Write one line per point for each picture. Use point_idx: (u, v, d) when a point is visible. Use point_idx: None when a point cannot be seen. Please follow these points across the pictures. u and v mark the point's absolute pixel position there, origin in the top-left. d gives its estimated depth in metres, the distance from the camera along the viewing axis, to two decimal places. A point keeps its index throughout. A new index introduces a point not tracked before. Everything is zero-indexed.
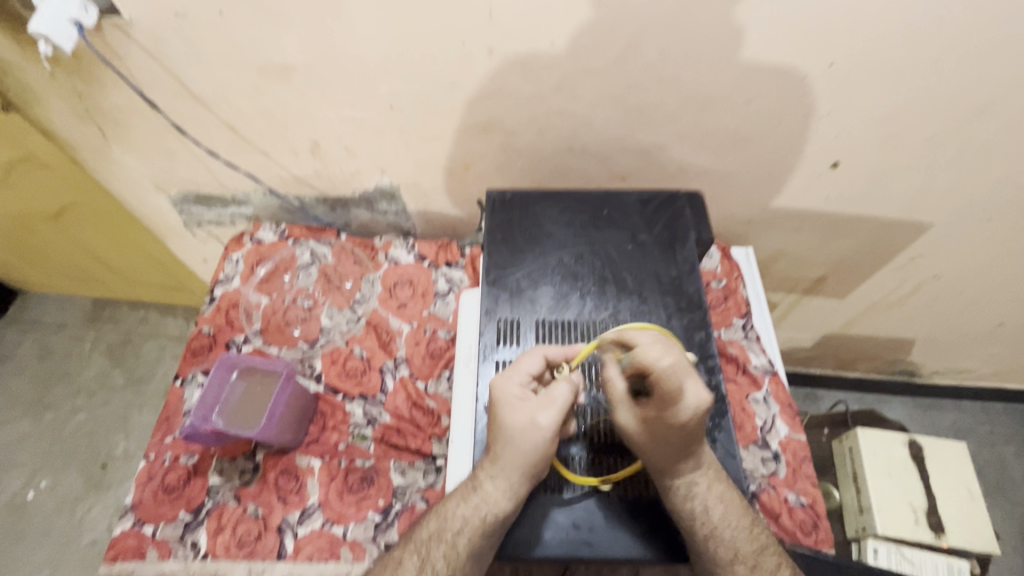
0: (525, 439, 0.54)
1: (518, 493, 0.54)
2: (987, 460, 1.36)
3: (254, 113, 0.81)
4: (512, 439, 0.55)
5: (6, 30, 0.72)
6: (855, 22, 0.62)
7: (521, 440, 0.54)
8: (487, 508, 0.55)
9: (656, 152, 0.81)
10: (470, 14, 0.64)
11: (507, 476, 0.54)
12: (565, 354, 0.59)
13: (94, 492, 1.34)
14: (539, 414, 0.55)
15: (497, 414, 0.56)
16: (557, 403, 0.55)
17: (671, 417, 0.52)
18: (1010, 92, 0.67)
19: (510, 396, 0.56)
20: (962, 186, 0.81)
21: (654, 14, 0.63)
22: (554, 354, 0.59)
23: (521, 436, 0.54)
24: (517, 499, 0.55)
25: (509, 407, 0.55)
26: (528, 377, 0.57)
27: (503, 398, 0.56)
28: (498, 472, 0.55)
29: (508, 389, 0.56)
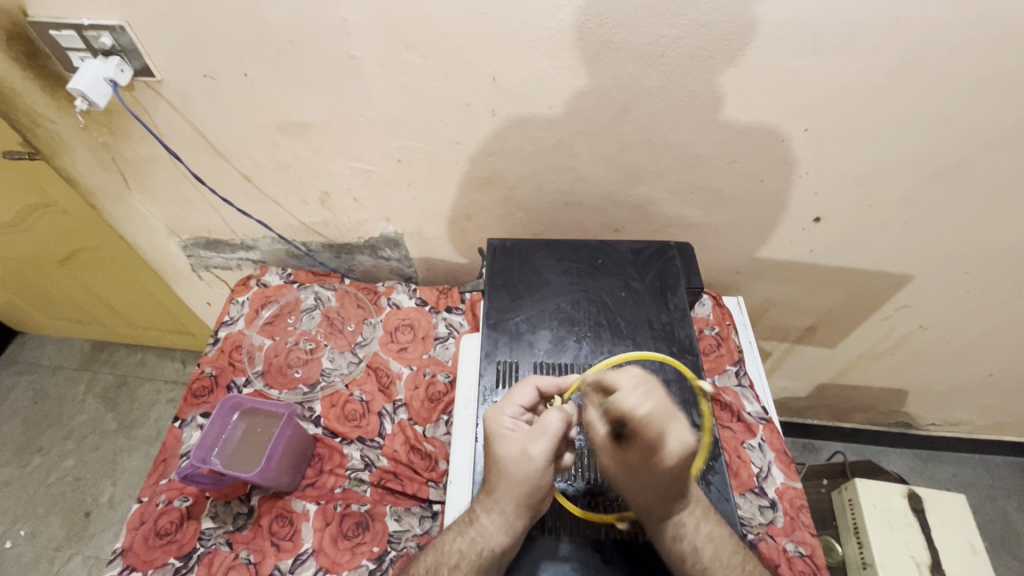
0: (519, 470, 0.55)
1: (514, 527, 0.55)
2: (989, 515, 1.35)
3: (271, 166, 0.86)
4: (506, 472, 0.56)
5: (45, 89, 0.78)
6: (827, 93, 0.68)
7: (514, 474, 0.56)
8: (483, 543, 0.56)
9: (648, 206, 0.86)
10: (477, 80, 0.70)
11: (503, 512, 0.56)
12: (557, 385, 0.61)
13: (75, 541, 1.30)
14: (530, 446, 0.56)
15: (490, 445, 0.58)
16: (547, 434, 0.56)
17: (658, 463, 0.53)
18: (973, 156, 0.73)
19: (502, 428, 0.58)
20: (939, 241, 0.86)
21: (644, 83, 0.69)
22: (546, 386, 0.61)
23: (515, 469, 0.56)
24: (513, 541, 0.55)
25: (502, 439, 0.57)
26: (521, 409, 0.59)
27: (496, 428, 0.58)
28: (495, 508, 0.56)
29: (501, 420, 0.58)
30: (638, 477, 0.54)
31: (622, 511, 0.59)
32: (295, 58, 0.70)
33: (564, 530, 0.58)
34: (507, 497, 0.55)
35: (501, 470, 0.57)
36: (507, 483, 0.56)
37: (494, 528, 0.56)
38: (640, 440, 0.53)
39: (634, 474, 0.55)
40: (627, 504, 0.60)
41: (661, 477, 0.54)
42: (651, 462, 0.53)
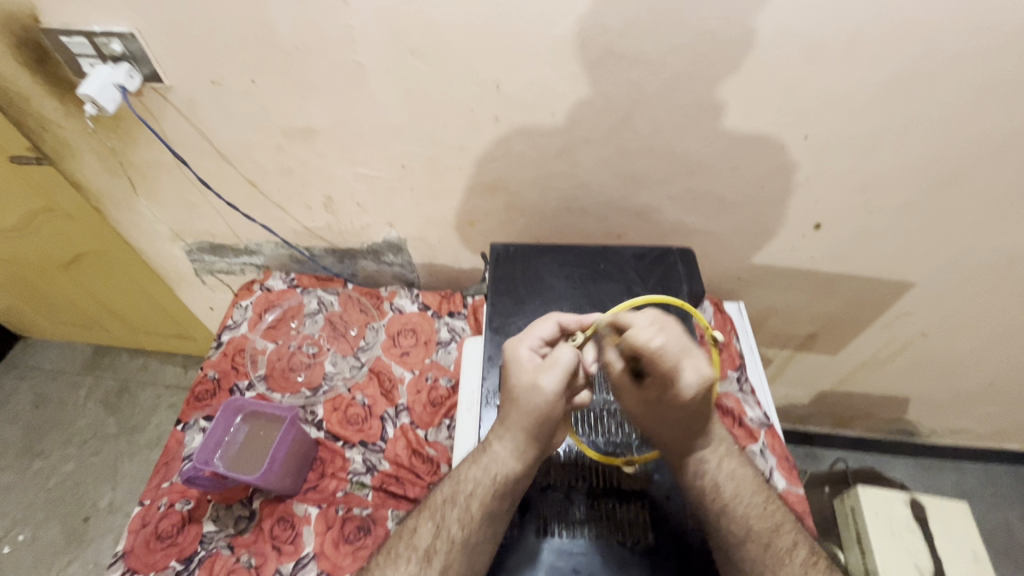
0: (529, 397, 0.56)
1: (525, 450, 0.57)
2: (993, 524, 1.34)
3: (276, 171, 0.86)
4: (519, 399, 0.57)
5: (55, 94, 0.79)
6: (827, 100, 0.69)
7: (525, 401, 0.57)
8: (499, 469, 0.58)
9: (649, 212, 0.87)
10: (480, 88, 0.71)
11: (514, 437, 0.58)
12: (580, 322, 0.61)
13: (74, 546, 1.29)
14: (541, 377, 0.56)
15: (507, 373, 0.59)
16: (559, 366, 0.56)
17: (676, 396, 0.54)
18: (971, 164, 0.74)
19: (520, 356, 0.58)
20: (939, 248, 0.86)
21: (645, 91, 0.70)
22: (569, 323, 0.61)
23: (526, 397, 0.57)
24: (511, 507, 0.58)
25: (519, 366, 0.58)
26: (540, 341, 0.59)
27: (514, 357, 0.59)
28: (510, 434, 0.58)
29: (519, 350, 0.59)
30: (658, 408, 0.58)
31: (622, 514, 0.60)
32: (302, 64, 0.71)
33: (564, 532, 0.59)
34: (520, 426, 0.57)
35: (514, 397, 0.58)
36: (520, 410, 0.57)
37: (507, 453, 0.58)
38: (660, 376, 0.54)
39: (657, 406, 0.57)
40: (627, 508, 0.60)
41: (678, 409, 0.56)
42: (670, 395, 0.55)
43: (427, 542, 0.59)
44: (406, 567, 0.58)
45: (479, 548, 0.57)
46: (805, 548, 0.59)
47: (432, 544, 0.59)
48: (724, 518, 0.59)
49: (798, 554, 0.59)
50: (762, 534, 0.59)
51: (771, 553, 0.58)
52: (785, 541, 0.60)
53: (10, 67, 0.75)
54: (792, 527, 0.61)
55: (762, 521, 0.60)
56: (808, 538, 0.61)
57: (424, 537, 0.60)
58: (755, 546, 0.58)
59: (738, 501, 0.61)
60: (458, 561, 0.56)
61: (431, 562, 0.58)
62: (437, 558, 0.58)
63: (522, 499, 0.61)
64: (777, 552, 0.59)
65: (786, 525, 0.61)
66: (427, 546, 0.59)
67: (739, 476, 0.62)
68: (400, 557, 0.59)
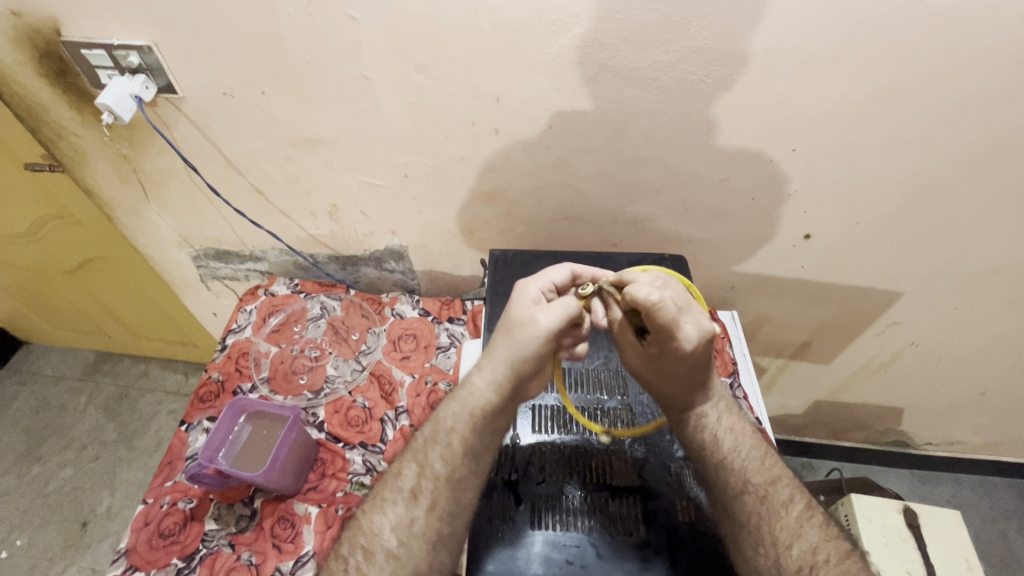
0: (524, 332, 0.59)
1: (501, 384, 0.60)
2: (989, 536, 1.35)
3: (283, 179, 0.89)
4: (514, 331, 0.60)
5: (71, 103, 0.82)
6: (814, 115, 0.72)
7: (520, 334, 0.60)
8: (474, 402, 0.61)
9: (644, 221, 0.89)
10: (482, 100, 0.74)
11: (494, 370, 0.61)
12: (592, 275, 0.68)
13: (72, 552, 1.29)
14: (539, 315, 0.59)
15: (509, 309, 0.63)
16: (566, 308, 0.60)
17: (675, 349, 0.57)
18: (953, 176, 0.77)
19: (528, 294, 0.63)
20: (925, 259, 0.89)
21: (639, 105, 0.73)
22: (580, 272, 0.68)
23: (521, 330, 0.60)
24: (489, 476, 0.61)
25: (520, 305, 0.62)
26: (550, 286, 0.65)
27: (522, 293, 0.63)
28: (490, 368, 0.61)
29: (529, 289, 0.63)
30: (661, 361, 0.61)
31: (615, 509, 0.62)
32: (311, 78, 0.74)
33: (558, 525, 0.60)
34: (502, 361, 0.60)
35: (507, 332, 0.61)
36: (509, 342, 0.60)
37: (484, 387, 0.61)
38: (659, 331, 0.57)
39: (660, 359, 0.60)
40: (620, 502, 0.62)
41: (679, 361, 0.59)
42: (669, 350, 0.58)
43: (412, 483, 0.61)
44: (394, 509, 0.60)
45: (464, 484, 0.60)
46: (800, 504, 0.62)
47: (416, 484, 0.61)
48: (722, 471, 0.62)
49: (793, 507, 0.62)
50: (759, 487, 0.62)
51: (766, 505, 0.61)
52: (780, 496, 0.62)
53: (29, 77, 0.79)
54: (788, 483, 0.63)
55: (759, 474, 0.63)
56: (804, 495, 0.63)
57: (408, 479, 0.62)
58: (751, 499, 0.61)
59: (737, 455, 0.63)
60: (444, 496, 0.59)
61: (418, 501, 0.60)
62: (424, 496, 0.60)
63: (516, 491, 0.63)
64: (773, 504, 0.61)
65: (784, 480, 0.63)
66: (411, 486, 0.61)
67: (737, 431, 0.66)
68: (388, 499, 0.61)
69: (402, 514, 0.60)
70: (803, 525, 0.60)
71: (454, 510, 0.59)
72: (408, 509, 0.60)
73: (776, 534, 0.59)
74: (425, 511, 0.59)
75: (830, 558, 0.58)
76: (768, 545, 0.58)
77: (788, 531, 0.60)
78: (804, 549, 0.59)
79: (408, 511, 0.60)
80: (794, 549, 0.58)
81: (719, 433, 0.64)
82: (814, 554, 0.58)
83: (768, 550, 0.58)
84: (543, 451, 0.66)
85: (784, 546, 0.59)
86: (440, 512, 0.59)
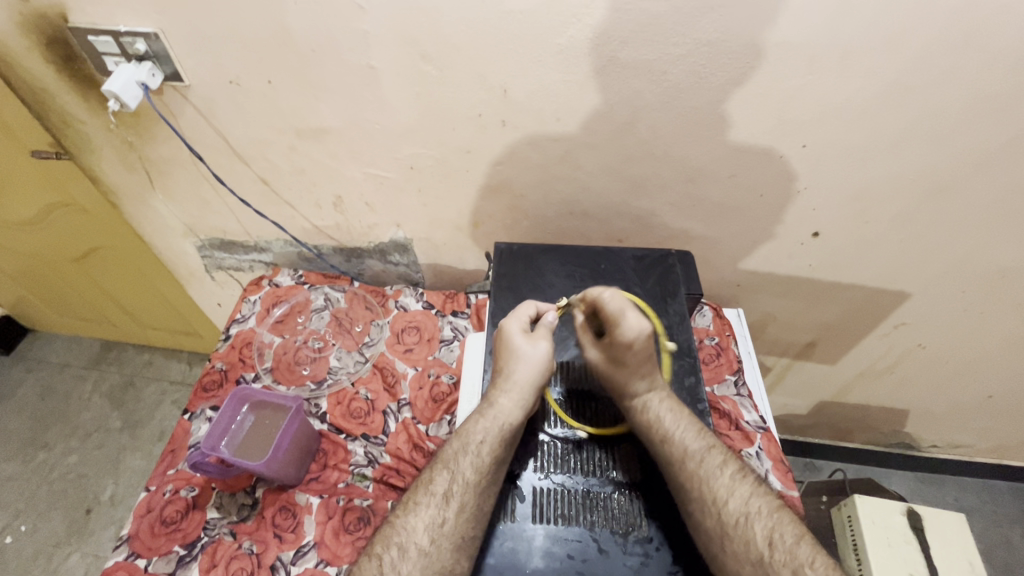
0: (533, 358, 0.66)
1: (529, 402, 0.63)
2: (993, 541, 1.33)
3: (288, 169, 0.89)
4: (522, 361, 0.65)
5: (78, 90, 0.82)
6: (825, 110, 0.71)
7: (529, 361, 0.65)
8: (505, 417, 0.63)
9: (650, 217, 0.89)
10: (488, 93, 0.74)
11: (521, 393, 0.64)
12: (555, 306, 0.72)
13: (76, 538, 1.31)
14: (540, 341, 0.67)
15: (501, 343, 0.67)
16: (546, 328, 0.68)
17: (621, 336, 0.64)
18: (965, 176, 0.76)
19: (513, 332, 0.67)
20: (933, 259, 0.88)
21: (647, 100, 0.72)
22: (544, 307, 0.71)
23: (530, 356, 0.66)
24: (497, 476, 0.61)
25: (513, 340, 0.66)
26: (525, 321, 0.68)
27: (509, 332, 0.67)
28: (516, 389, 0.64)
29: (512, 328, 0.67)
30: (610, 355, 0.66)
31: (617, 504, 0.61)
32: (317, 67, 0.74)
33: (560, 519, 0.60)
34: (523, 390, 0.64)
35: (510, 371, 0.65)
36: (524, 367, 0.65)
37: (512, 405, 0.63)
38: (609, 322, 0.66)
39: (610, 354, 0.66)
40: (623, 497, 0.62)
41: (628, 353, 0.65)
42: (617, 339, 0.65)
43: (444, 487, 0.63)
44: (427, 510, 0.62)
45: (489, 490, 0.60)
46: (734, 466, 0.64)
47: (448, 488, 0.63)
48: (665, 444, 0.63)
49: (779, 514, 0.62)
50: (697, 454, 0.63)
51: (704, 468, 0.63)
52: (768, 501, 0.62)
53: (36, 63, 0.79)
54: (721, 449, 0.65)
55: (696, 442, 0.64)
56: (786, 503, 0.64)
57: (440, 484, 0.63)
58: (692, 463, 0.62)
59: (676, 429, 0.64)
60: (472, 500, 0.60)
61: (449, 503, 0.61)
62: (454, 500, 0.61)
63: (519, 486, 0.63)
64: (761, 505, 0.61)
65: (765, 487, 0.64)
66: (444, 490, 0.63)
67: (676, 410, 0.66)
68: (421, 503, 0.63)
69: (434, 515, 0.61)
70: (736, 483, 0.63)
71: (480, 514, 0.59)
72: (440, 511, 0.62)
73: (715, 492, 0.61)
74: (455, 513, 0.60)
75: (763, 509, 0.62)
76: (709, 503, 0.60)
77: (725, 489, 0.62)
78: (739, 502, 0.62)
79: (439, 512, 0.61)
80: (732, 503, 0.61)
81: (661, 412, 0.65)
82: (748, 505, 0.61)
83: (709, 508, 0.60)
84: (544, 447, 0.66)
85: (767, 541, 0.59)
86: (468, 515, 0.59)
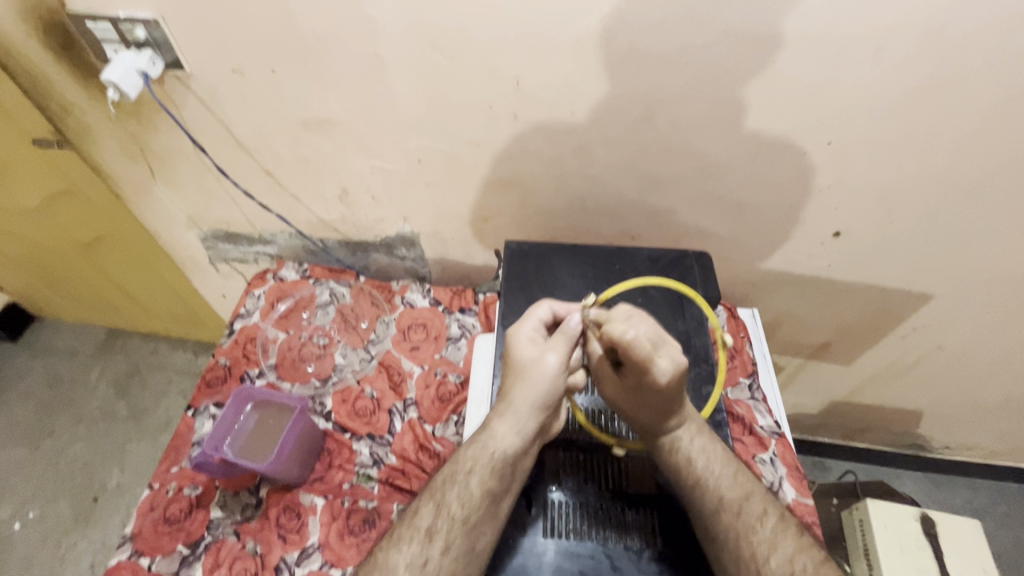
0: (537, 372, 0.61)
1: (525, 429, 0.60)
2: (1003, 543, 1.31)
3: (293, 161, 0.87)
4: (526, 376, 0.61)
5: (78, 79, 0.79)
6: (854, 107, 0.68)
7: (532, 375, 0.61)
8: (495, 445, 0.61)
9: (665, 214, 0.86)
10: (500, 84, 0.71)
11: (517, 417, 0.60)
12: (570, 310, 0.66)
13: (82, 526, 1.31)
14: (548, 353, 0.61)
15: (509, 351, 0.64)
16: (566, 337, 0.61)
17: (649, 385, 0.58)
18: (998, 176, 0.72)
19: (523, 335, 0.63)
20: (959, 260, 0.84)
21: (665, 94, 0.69)
22: (560, 309, 0.66)
23: (534, 369, 0.61)
24: (487, 505, 0.60)
25: (521, 348, 0.62)
26: (539, 325, 0.65)
27: (518, 336, 0.63)
28: (511, 413, 0.61)
29: (521, 331, 0.63)
30: (637, 392, 0.60)
31: (630, 518, 0.61)
32: (323, 56, 0.71)
33: (572, 534, 0.60)
34: (520, 407, 0.60)
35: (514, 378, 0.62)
36: (524, 385, 0.61)
37: (507, 431, 0.61)
38: (634, 367, 0.58)
39: (633, 391, 0.60)
40: (636, 513, 0.61)
41: (655, 397, 0.59)
42: (644, 382, 0.58)
43: (428, 522, 0.61)
44: (409, 547, 0.60)
45: (480, 528, 0.59)
46: (773, 515, 0.62)
47: (433, 523, 0.61)
48: (703, 485, 0.62)
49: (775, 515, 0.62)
50: (734, 503, 0.61)
51: (742, 521, 0.60)
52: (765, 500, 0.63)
53: (34, 49, 0.76)
54: (760, 496, 0.63)
55: (732, 491, 0.62)
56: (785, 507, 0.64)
57: (425, 517, 0.62)
58: (728, 514, 0.60)
59: (711, 476, 0.61)
60: (458, 538, 0.59)
61: (433, 542, 0.60)
62: (439, 538, 0.60)
63: (529, 495, 0.63)
64: (756, 510, 0.62)
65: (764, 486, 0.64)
66: (428, 525, 0.61)
67: (710, 450, 0.63)
68: (403, 537, 0.61)
69: (416, 553, 0.60)
70: (780, 535, 0.61)
71: (470, 553, 0.58)
72: (423, 549, 0.60)
73: (758, 538, 0.60)
74: (440, 552, 0.59)
75: (808, 565, 0.59)
76: (748, 559, 0.58)
77: (767, 537, 0.60)
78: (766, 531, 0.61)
79: (422, 551, 0.60)
80: (773, 561, 0.59)
81: (693, 455, 0.62)
82: (791, 564, 0.59)
83: (748, 565, 0.58)
84: (558, 456, 0.65)
85: (768, 549, 0.60)
86: (455, 554, 0.59)
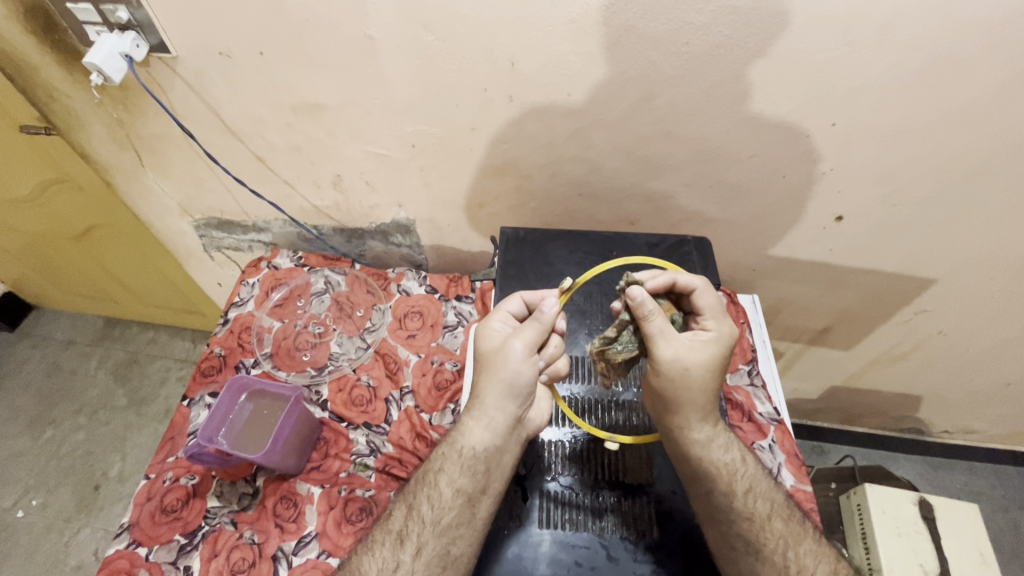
0: (501, 360, 0.59)
1: (495, 425, 0.60)
2: (1000, 525, 1.32)
3: (284, 147, 0.85)
4: (492, 366, 0.60)
5: (63, 63, 0.77)
6: (858, 89, 0.66)
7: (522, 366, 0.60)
8: (464, 445, 0.61)
9: (664, 199, 0.84)
10: (495, 65, 0.69)
11: (490, 420, 0.60)
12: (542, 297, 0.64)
13: (85, 513, 1.32)
14: (513, 340, 0.59)
15: (478, 343, 0.63)
16: (538, 323, 0.59)
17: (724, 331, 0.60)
18: (1006, 158, 0.70)
19: (490, 327, 0.62)
20: (964, 244, 0.83)
21: (663, 76, 0.68)
22: (531, 297, 0.64)
23: (500, 359, 0.59)
24: (456, 505, 0.59)
25: (488, 339, 0.61)
26: (509, 316, 0.63)
27: (484, 330, 0.63)
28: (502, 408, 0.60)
29: (489, 322, 0.63)
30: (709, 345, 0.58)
31: (628, 507, 0.61)
32: (312, 37, 0.69)
33: (568, 525, 0.60)
34: (515, 398, 0.60)
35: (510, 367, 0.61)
36: (490, 377, 0.60)
37: (477, 429, 0.60)
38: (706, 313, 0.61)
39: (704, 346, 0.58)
40: (632, 502, 0.61)
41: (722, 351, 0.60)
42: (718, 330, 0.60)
43: (400, 524, 0.61)
44: (382, 552, 0.60)
45: (455, 532, 0.58)
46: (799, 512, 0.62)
47: (404, 526, 0.61)
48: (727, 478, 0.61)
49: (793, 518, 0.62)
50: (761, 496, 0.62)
51: (772, 515, 0.60)
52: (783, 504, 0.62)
53: (15, 32, 0.74)
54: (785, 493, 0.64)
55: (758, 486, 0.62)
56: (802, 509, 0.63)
57: (397, 519, 0.62)
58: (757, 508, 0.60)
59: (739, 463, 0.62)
60: (430, 542, 0.59)
61: (405, 545, 0.60)
62: (410, 541, 0.60)
63: (523, 484, 0.63)
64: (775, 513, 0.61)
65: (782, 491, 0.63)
66: (399, 528, 0.61)
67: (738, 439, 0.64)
68: (377, 540, 0.61)
69: (388, 557, 0.60)
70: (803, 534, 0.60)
71: (443, 558, 0.57)
72: (394, 553, 0.60)
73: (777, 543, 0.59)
74: (411, 556, 0.59)
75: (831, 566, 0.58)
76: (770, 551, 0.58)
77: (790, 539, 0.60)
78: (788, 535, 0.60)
79: (395, 554, 0.59)
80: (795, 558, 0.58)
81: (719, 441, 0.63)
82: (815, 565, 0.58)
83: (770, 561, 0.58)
84: (555, 446, 0.65)
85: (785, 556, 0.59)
86: (428, 558, 0.58)
